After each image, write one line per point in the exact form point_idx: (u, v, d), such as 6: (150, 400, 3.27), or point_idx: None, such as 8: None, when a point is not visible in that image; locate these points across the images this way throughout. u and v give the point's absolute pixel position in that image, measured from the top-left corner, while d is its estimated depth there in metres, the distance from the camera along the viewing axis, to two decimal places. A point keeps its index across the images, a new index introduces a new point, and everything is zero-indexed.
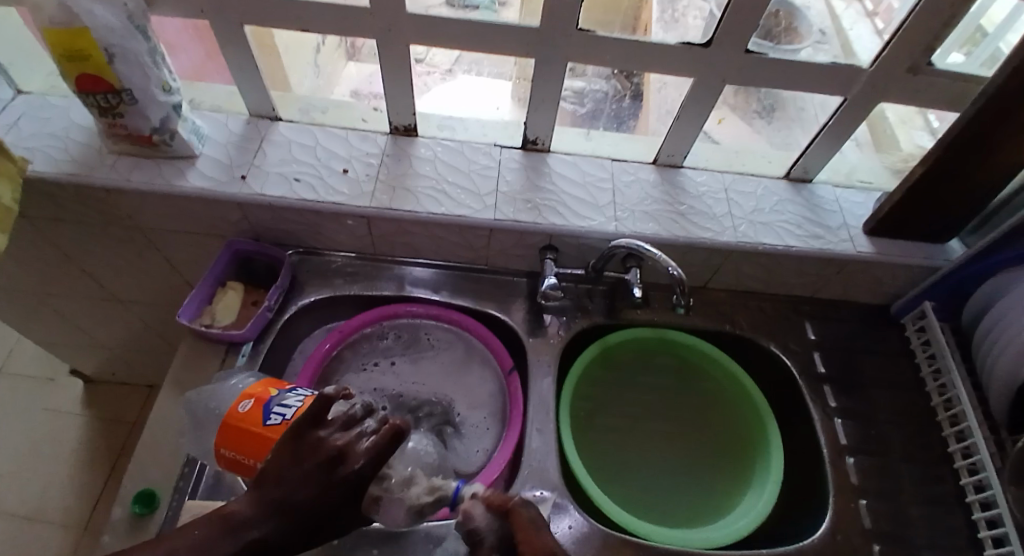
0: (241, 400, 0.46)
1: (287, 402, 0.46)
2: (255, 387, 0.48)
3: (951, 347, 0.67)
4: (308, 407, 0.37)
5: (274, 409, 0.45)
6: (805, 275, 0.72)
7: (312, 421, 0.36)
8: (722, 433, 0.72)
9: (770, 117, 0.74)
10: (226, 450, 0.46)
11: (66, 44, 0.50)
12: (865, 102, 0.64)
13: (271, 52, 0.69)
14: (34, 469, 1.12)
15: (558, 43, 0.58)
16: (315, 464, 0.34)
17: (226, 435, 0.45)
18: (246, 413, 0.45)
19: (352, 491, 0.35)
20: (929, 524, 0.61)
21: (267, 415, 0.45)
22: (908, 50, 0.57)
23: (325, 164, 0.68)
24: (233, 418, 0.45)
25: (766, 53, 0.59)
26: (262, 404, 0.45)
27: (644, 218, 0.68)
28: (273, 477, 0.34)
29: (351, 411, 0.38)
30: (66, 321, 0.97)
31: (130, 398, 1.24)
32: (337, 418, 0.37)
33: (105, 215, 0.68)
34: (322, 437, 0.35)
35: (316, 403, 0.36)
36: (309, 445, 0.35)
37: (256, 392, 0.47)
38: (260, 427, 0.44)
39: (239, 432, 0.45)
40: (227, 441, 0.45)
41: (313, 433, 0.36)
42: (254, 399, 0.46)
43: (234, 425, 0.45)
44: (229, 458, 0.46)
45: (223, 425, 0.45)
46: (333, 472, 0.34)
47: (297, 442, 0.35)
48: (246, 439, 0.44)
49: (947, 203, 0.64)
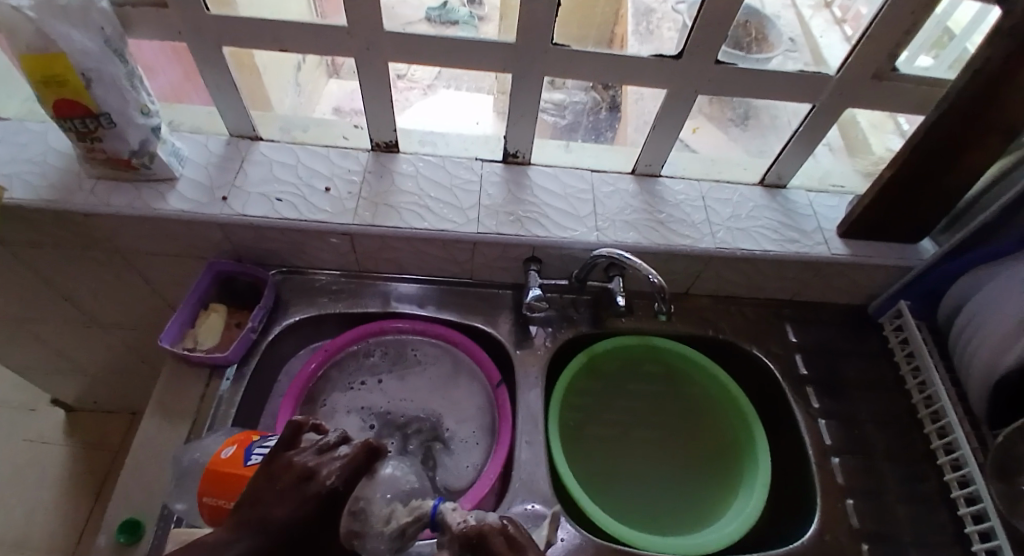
0: (224, 447, 0.47)
1: (268, 444, 0.46)
2: (239, 436, 0.49)
3: (928, 344, 0.69)
4: (284, 439, 0.38)
5: (257, 450, 0.45)
6: (784, 278, 0.74)
7: (288, 448, 0.37)
8: (710, 437, 0.73)
9: (744, 125, 0.75)
10: (208, 497, 0.44)
11: (43, 70, 0.50)
12: (834, 108, 0.66)
13: (253, 73, 0.69)
14: (12, 501, 1.09)
15: (535, 58, 0.59)
16: (289, 481, 0.33)
17: (207, 480, 0.44)
18: (228, 457, 0.45)
19: (328, 509, 0.33)
20: (915, 520, 0.62)
21: (249, 456, 0.45)
22: (872, 58, 0.59)
23: (307, 183, 0.68)
24: (214, 464, 0.45)
25: (738, 63, 0.61)
26: (244, 448, 0.46)
27: (625, 227, 0.69)
28: (247, 501, 0.33)
29: (326, 435, 0.38)
30: (45, 347, 0.96)
31: (112, 424, 1.22)
32: (312, 445, 0.37)
33: (83, 240, 0.68)
34: (295, 459, 0.35)
35: (289, 430, 0.38)
36: (283, 467, 0.35)
37: (240, 439, 0.47)
38: (239, 467, 0.44)
39: (219, 476, 0.44)
40: (208, 486, 0.44)
41: (287, 458, 0.36)
42: (237, 445, 0.47)
43: (214, 470, 0.45)
44: (211, 505, 0.45)
45: (205, 472, 0.45)
46: (306, 488, 0.33)
47: (271, 470, 0.35)
48: (225, 482, 0.44)
49: (917, 204, 0.66)
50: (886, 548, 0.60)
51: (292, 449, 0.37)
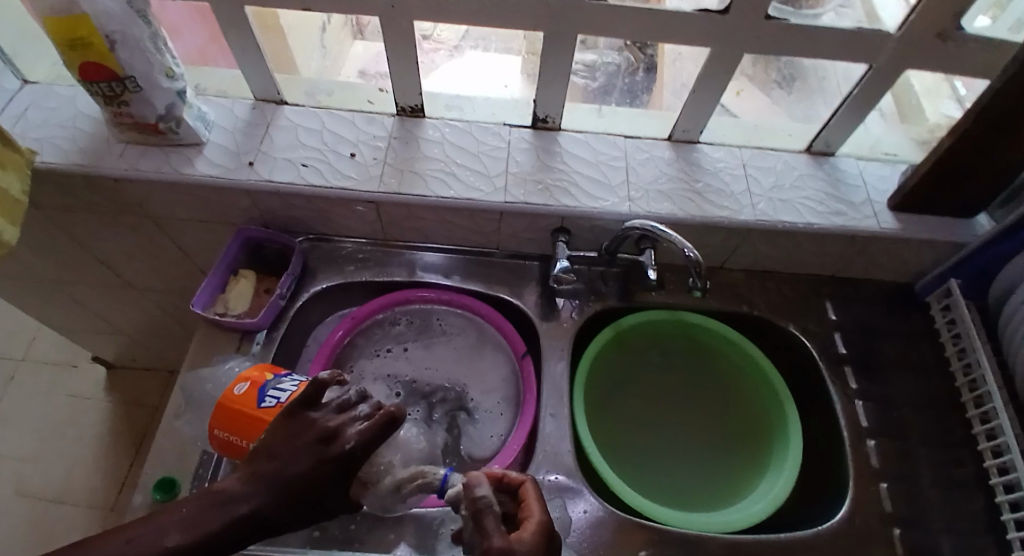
0: (237, 383, 0.47)
1: (282, 387, 0.47)
2: (253, 371, 0.49)
3: (977, 325, 0.65)
4: (305, 392, 0.39)
5: (269, 392, 0.46)
6: (826, 253, 0.70)
7: (307, 404, 0.38)
8: (741, 417, 0.71)
9: (790, 87, 0.71)
10: (219, 431, 0.46)
11: (66, 33, 0.49)
12: (893, 71, 0.61)
13: (279, 35, 0.68)
14: (61, 451, 1.17)
15: (569, 16, 0.56)
16: (309, 441, 0.35)
17: (222, 415, 0.46)
18: (242, 394, 0.46)
19: (343, 471, 0.35)
20: (949, 506, 0.60)
21: (262, 397, 0.45)
22: (942, 14, 0.53)
23: (332, 149, 0.67)
24: (228, 399, 0.46)
25: (789, 19, 0.56)
26: (257, 387, 0.46)
27: (658, 197, 0.66)
28: (265, 454, 0.35)
29: (346, 396, 0.39)
30: (85, 308, 0.99)
31: (149, 381, 1.27)
32: (332, 403, 0.39)
33: (115, 203, 0.68)
34: (316, 418, 0.37)
35: (310, 386, 0.38)
36: (304, 425, 0.37)
37: (252, 376, 0.48)
38: (255, 409, 0.45)
39: (234, 414, 0.45)
40: (222, 421, 0.46)
41: (306, 416, 0.37)
42: (250, 382, 0.47)
43: (228, 407, 0.46)
44: (221, 438, 0.47)
45: (219, 406, 0.46)
46: (325, 449, 0.35)
47: (291, 422, 0.37)
48: (241, 420, 0.45)
49: (979, 175, 0.61)
50: (916, 533, 0.58)
51: (311, 405, 0.38)
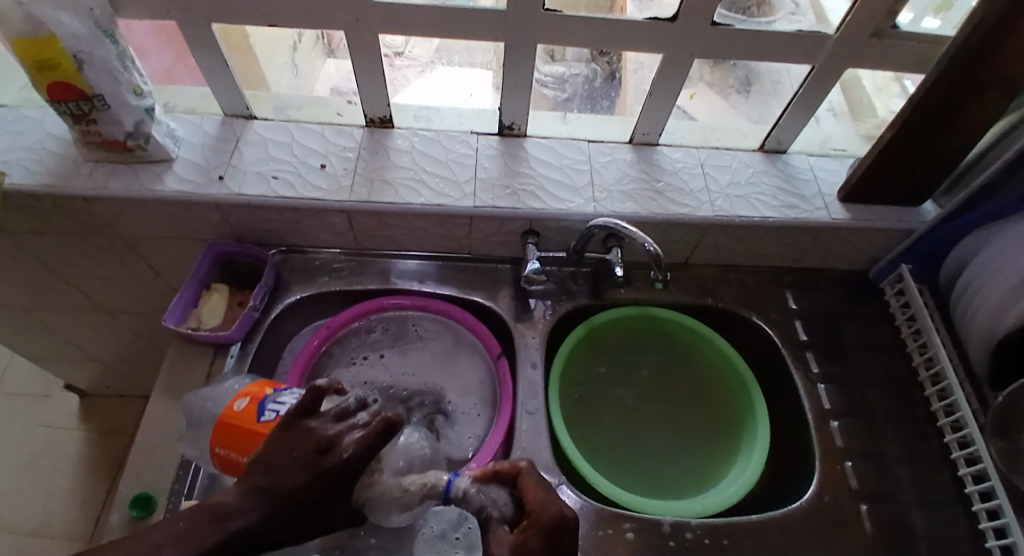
0: (237, 398, 0.48)
1: (282, 400, 0.47)
2: (252, 385, 0.49)
3: (930, 308, 0.68)
4: (303, 401, 0.39)
5: (269, 406, 0.46)
6: (784, 245, 0.73)
7: (306, 413, 0.39)
8: (714, 406, 0.73)
9: (746, 92, 0.75)
10: (221, 448, 0.47)
11: (34, 55, 0.50)
12: (832, 70, 0.65)
13: (246, 52, 0.69)
14: (35, 484, 1.13)
15: (528, 27, 0.59)
16: (305, 452, 0.36)
17: (222, 433, 0.46)
18: (242, 410, 0.47)
19: (341, 480, 0.35)
20: (914, 481, 0.63)
21: (262, 411, 0.46)
22: (871, 16, 0.57)
23: (302, 161, 0.68)
24: (228, 416, 0.47)
25: (733, 25, 0.60)
26: (257, 402, 0.47)
27: (622, 197, 0.68)
28: (261, 467, 0.36)
29: (344, 404, 0.40)
30: (56, 334, 0.98)
31: (126, 409, 1.25)
32: (330, 411, 0.39)
33: (84, 224, 0.68)
34: (312, 427, 0.38)
35: (307, 396, 0.39)
36: (301, 435, 0.37)
37: (252, 392, 0.48)
38: (254, 423, 0.45)
39: (234, 429, 0.46)
40: (223, 438, 0.46)
41: (304, 425, 0.38)
42: (249, 399, 0.47)
43: (229, 423, 0.46)
44: (222, 456, 0.47)
45: (220, 424, 0.47)
46: (322, 459, 0.35)
47: (288, 434, 0.37)
48: (240, 435, 0.45)
49: (920, 166, 0.65)
50: (884, 509, 0.61)
51: (309, 414, 0.39)
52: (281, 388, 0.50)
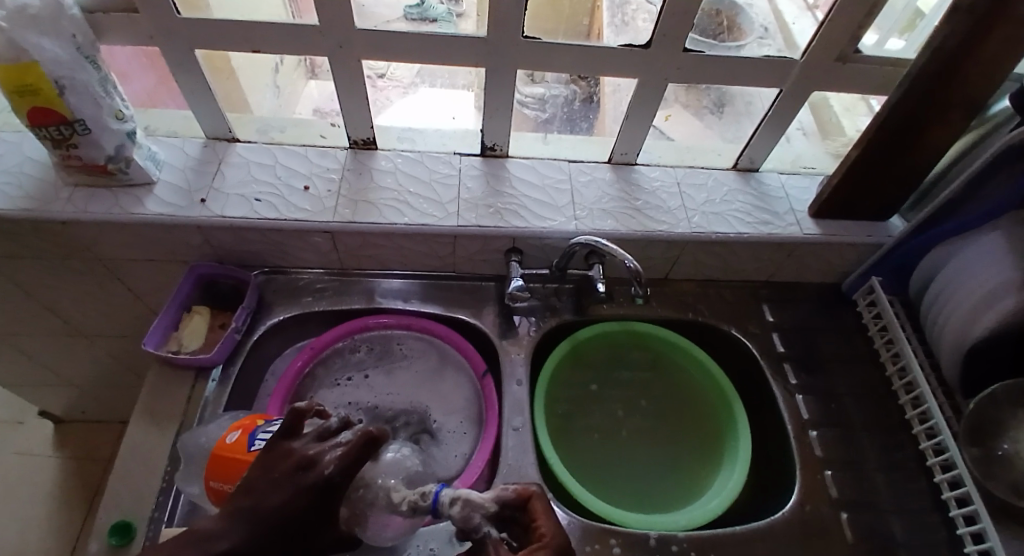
0: (230, 432, 0.49)
1: (272, 429, 0.48)
2: (245, 420, 0.50)
3: (900, 318, 0.71)
4: (285, 423, 0.39)
5: (259, 436, 0.47)
6: (760, 260, 0.75)
7: (288, 433, 0.39)
8: (696, 419, 0.74)
9: (720, 112, 0.78)
10: (213, 482, 0.46)
11: (14, 81, 0.50)
12: (799, 93, 0.68)
13: (228, 76, 0.70)
14: (5, 516, 1.08)
15: (509, 52, 0.60)
16: (286, 470, 0.36)
17: (216, 466, 0.46)
18: (233, 442, 0.47)
19: (323, 497, 0.35)
20: (893, 488, 0.64)
21: (252, 441, 0.46)
22: (833, 42, 0.61)
23: (286, 183, 0.69)
24: (220, 448, 0.47)
25: (705, 51, 0.62)
26: (248, 433, 0.48)
27: (602, 215, 0.70)
28: (244, 489, 0.35)
29: (326, 423, 0.39)
30: (31, 359, 0.95)
31: (101, 434, 1.21)
32: (312, 430, 0.39)
33: (62, 247, 0.67)
34: (295, 447, 0.38)
35: (289, 416, 0.39)
36: (283, 454, 0.37)
37: (244, 426, 0.49)
38: (244, 452, 0.45)
39: (225, 461, 0.46)
40: (215, 472, 0.46)
41: (287, 445, 0.38)
42: (241, 431, 0.48)
43: (220, 456, 0.46)
44: (215, 490, 0.46)
45: (212, 457, 0.47)
46: (303, 477, 0.35)
47: (272, 456, 0.38)
48: (231, 466, 0.46)
49: (884, 183, 0.69)
50: (864, 517, 0.62)
51: (291, 434, 0.39)
52: (272, 420, 0.50)
